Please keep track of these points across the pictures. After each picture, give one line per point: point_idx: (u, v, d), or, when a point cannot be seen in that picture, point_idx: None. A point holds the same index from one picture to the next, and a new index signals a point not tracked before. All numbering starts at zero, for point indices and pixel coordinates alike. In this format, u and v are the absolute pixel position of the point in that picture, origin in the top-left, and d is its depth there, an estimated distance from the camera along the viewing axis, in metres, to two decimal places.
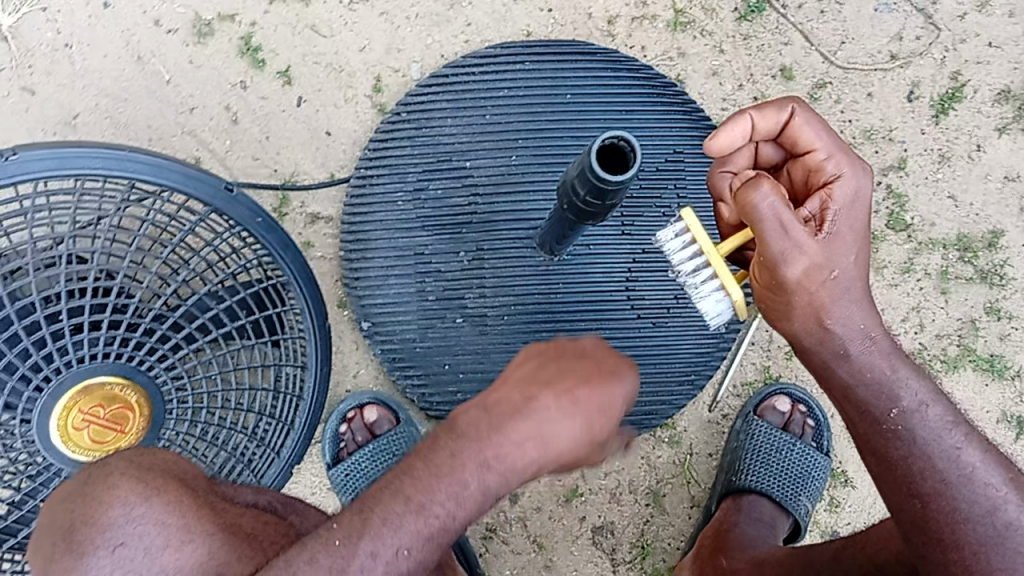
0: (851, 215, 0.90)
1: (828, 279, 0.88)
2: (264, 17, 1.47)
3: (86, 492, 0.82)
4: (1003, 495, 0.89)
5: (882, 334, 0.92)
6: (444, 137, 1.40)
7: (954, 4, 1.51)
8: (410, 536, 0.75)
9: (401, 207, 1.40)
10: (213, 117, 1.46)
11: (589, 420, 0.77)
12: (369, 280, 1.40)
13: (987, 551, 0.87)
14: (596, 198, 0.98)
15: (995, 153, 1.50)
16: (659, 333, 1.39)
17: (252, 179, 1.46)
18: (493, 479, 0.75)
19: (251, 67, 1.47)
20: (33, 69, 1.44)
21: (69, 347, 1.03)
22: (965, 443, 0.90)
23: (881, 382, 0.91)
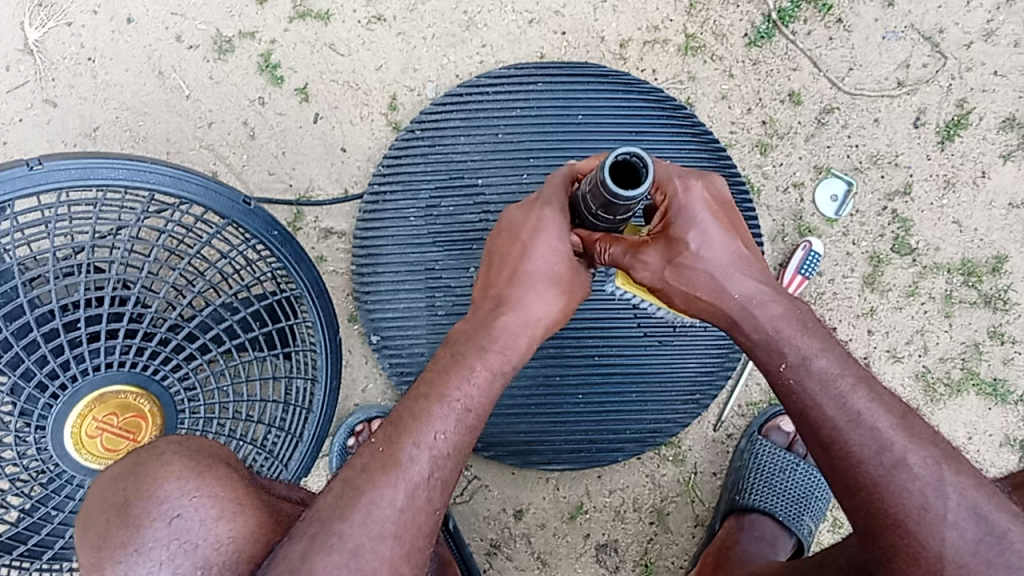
0: (687, 217, 0.99)
1: (696, 259, 0.99)
2: (283, 35, 1.51)
3: (141, 469, 0.88)
4: (889, 437, 0.86)
5: (763, 298, 0.98)
6: (457, 154, 1.43)
7: (960, 33, 1.54)
8: (442, 421, 0.89)
9: (413, 222, 1.43)
10: (232, 132, 1.49)
11: (535, 280, 0.98)
12: (380, 293, 1.43)
13: (882, 492, 0.84)
14: (607, 213, 0.95)
15: (1001, 180, 1.52)
16: (665, 351, 1.40)
17: (268, 194, 1.49)
18: (495, 358, 0.94)
19: (269, 83, 1.50)
20: (57, 82, 1.48)
21: (86, 354, 1.06)
22: (852, 390, 0.89)
23: (772, 343, 0.95)
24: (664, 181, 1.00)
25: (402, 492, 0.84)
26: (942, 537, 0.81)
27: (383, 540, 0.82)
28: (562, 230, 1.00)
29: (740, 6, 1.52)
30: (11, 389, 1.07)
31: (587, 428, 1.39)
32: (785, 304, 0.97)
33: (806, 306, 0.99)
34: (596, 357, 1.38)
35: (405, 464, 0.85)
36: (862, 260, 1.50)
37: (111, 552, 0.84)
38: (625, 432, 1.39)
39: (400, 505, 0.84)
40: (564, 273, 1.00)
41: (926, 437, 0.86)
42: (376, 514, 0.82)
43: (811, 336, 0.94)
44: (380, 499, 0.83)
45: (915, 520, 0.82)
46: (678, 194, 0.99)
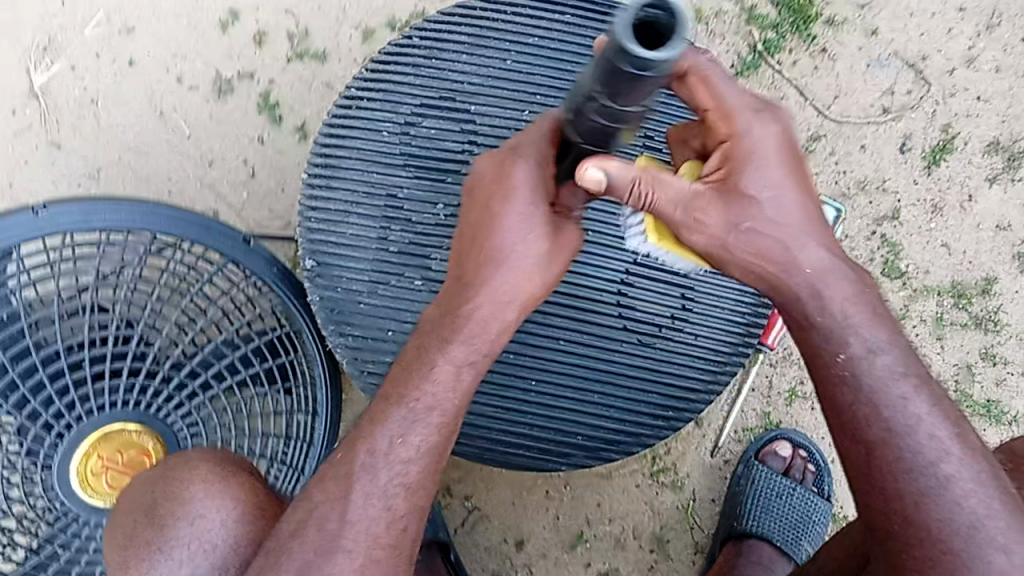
0: (760, 169, 0.84)
1: (765, 221, 0.84)
2: (281, 75, 1.55)
3: (168, 474, 0.94)
4: (943, 448, 0.79)
5: (839, 278, 0.85)
6: (454, 73, 1.22)
7: (943, 60, 1.58)
8: (400, 423, 0.85)
9: (384, 139, 1.21)
10: (232, 170, 1.53)
11: (504, 254, 0.87)
12: (329, 215, 1.20)
13: (927, 504, 0.78)
14: (607, 119, 0.70)
15: (987, 203, 1.54)
16: (650, 354, 1.16)
17: (267, 231, 1.52)
18: (460, 348, 0.87)
19: (268, 122, 1.54)
20: (60, 124, 1.52)
21: (91, 396, 1.10)
22: (914, 394, 0.81)
23: (832, 327, 0.84)
24: (735, 111, 0.85)
25: (355, 503, 0.84)
26: (989, 562, 0.75)
27: (333, 553, 0.82)
28: (541, 193, 0.87)
29: (727, 38, 1.56)
30: (19, 427, 1.10)
31: (533, 422, 1.15)
32: (855, 280, 0.86)
33: (874, 283, 0.88)
34: (563, 342, 1.14)
35: (359, 472, 0.84)
36: None
37: (137, 550, 0.90)
38: (579, 438, 1.16)
39: (349, 518, 0.83)
40: (544, 248, 0.88)
41: (975, 450, 0.80)
42: (326, 526, 0.83)
43: (880, 324, 0.84)
44: (328, 515, 0.83)
45: (962, 538, 0.76)
46: (747, 137, 0.85)
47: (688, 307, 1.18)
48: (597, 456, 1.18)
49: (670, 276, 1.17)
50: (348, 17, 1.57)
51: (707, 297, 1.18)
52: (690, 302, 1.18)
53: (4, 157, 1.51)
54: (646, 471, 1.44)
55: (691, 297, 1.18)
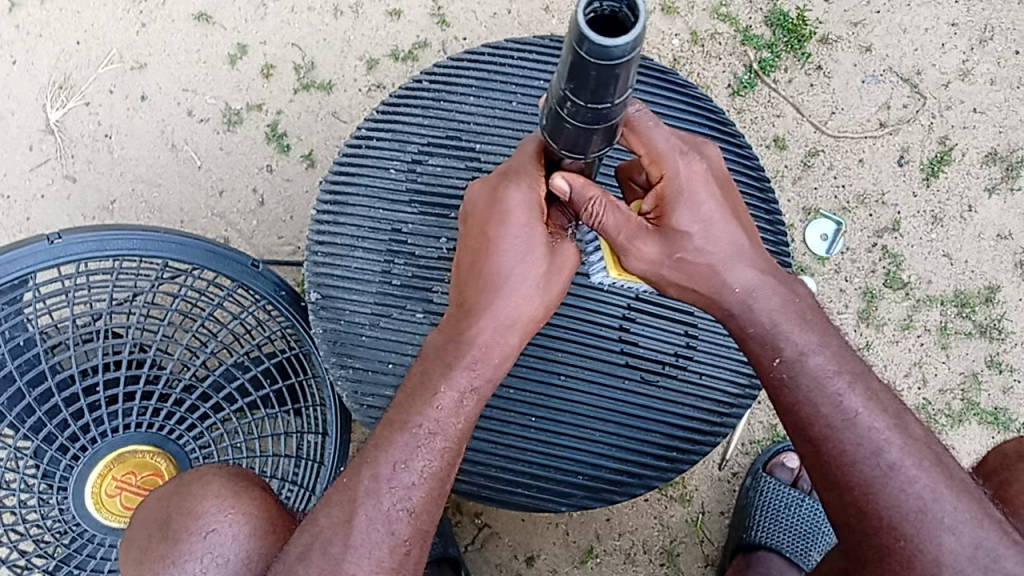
0: (689, 202, 0.89)
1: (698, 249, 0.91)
2: (289, 106, 1.60)
3: (183, 488, 0.97)
4: (886, 438, 0.86)
5: (772, 293, 0.91)
6: (461, 114, 1.25)
7: (937, 74, 1.61)
8: (403, 450, 0.87)
9: (392, 176, 1.23)
10: (242, 199, 1.56)
11: (502, 276, 0.87)
12: (334, 248, 1.22)
13: (875, 492, 0.84)
14: (575, 153, 0.80)
15: (987, 213, 1.56)
16: (652, 393, 1.18)
17: (276, 257, 1.55)
18: (465, 374, 0.88)
19: (277, 152, 1.58)
20: (75, 159, 1.57)
21: (105, 417, 1.13)
22: (849, 389, 0.87)
23: (765, 338, 0.91)
24: (663, 153, 0.90)
25: (358, 528, 0.86)
26: (938, 543, 0.82)
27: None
28: (534, 214, 0.89)
29: (723, 59, 1.59)
30: (35, 450, 1.13)
31: (534, 459, 1.17)
32: (784, 289, 0.92)
33: (805, 290, 0.95)
34: (562, 375, 1.17)
35: (363, 497, 0.86)
36: (855, 296, 1.53)
37: (152, 563, 0.93)
38: (579, 476, 1.17)
39: (353, 542, 0.85)
40: (542, 268, 0.89)
41: (914, 435, 0.87)
42: (329, 548, 0.85)
43: (809, 328, 0.91)
44: (333, 539, 0.86)
45: (911, 523, 0.83)
46: (676, 173, 0.90)
47: (692, 344, 1.19)
48: (597, 497, 1.19)
49: (673, 313, 1.19)
50: (353, 48, 1.62)
51: (711, 337, 1.20)
52: (693, 340, 1.19)
53: (21, 191, 1.55)
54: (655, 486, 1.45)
55: (694, 335, 1.19)
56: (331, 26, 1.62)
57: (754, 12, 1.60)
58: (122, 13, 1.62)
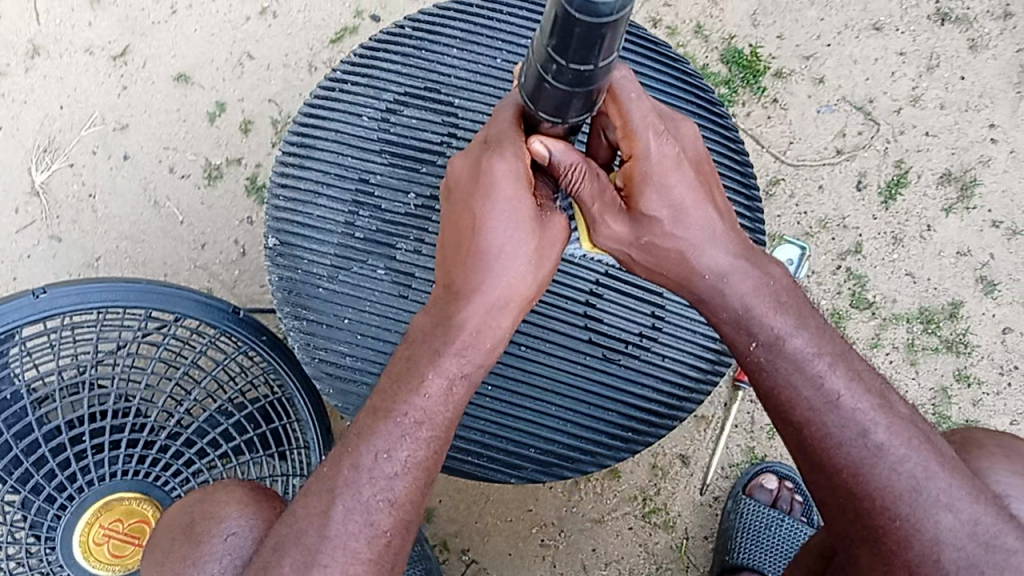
0: (661, 189, 0.88)
1: (667, 234, 0.90)
2: (267, 158, 1.65)
3: (208, 496, 1.01)
4: (872, 419, 0.85)
5: (752, 277, 0.90)
6: (441, 65, 1.25)
7: (889, 101, 1.68)
8: (386, 440, 0.87)
9: (365, 123, 1.25)
10: (224, 250, 1.61)
11: (491, 253, 0.86)
12: (300, 194, 1.24)
13: (860, 474, 0.85)
14: (557, 120, 0.82)
15: (946, 231, 1.61)
16: (613, 371, 1.20)
17: (258, 305, 1.59)
18: (453, 361, 0.87)
19: (257, 203, 1.63)
20: (61, 219, 1.62)
21: (91, 467, 1.15)
22: (831, 370, 0.86)
23: (741, 324, 0.89)
24: (635, 134, 0.87)
25: (334, 522, 0.86)
26: (936, 522, 0.83)
27: (309, 568, 0.85)
28: (520, 185, 0.86)
29: None
30: (22, 501, 1.16)
31: (489, 429, 1.20)
32: (756, 271, 0.90)
33: (784, 270, 0.93)
34: (523, 346, 1.19)
35: (342, 487, 0.87)
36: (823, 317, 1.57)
37: (174, 563, 0.97)
38: (532, 449, 1.21)
39: (328, 533, 0.85)
40: (532, 246, 0.87)
41: (899, 414, 0.87)
42: (304, 539, 0.86)
43: (785, 312, 0.89)
44: (308, 529, 0.86)
45: (907, 503, 0.84)
46: (648, 158, 0.87)
47: (658, 325, 1.21)
48: (548, 471, 1.22)
49: (640, 294, 1.21)
50: None
51: (678, 319, 1.22)
52: (660, 322, 1.21)
53: (9, 253, 1.60)
54: (639, 513, 1.47)
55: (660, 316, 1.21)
56: (307, 81, 1.69)
57: (711, 51, 1.68)
58: (104, 77, 1.68)
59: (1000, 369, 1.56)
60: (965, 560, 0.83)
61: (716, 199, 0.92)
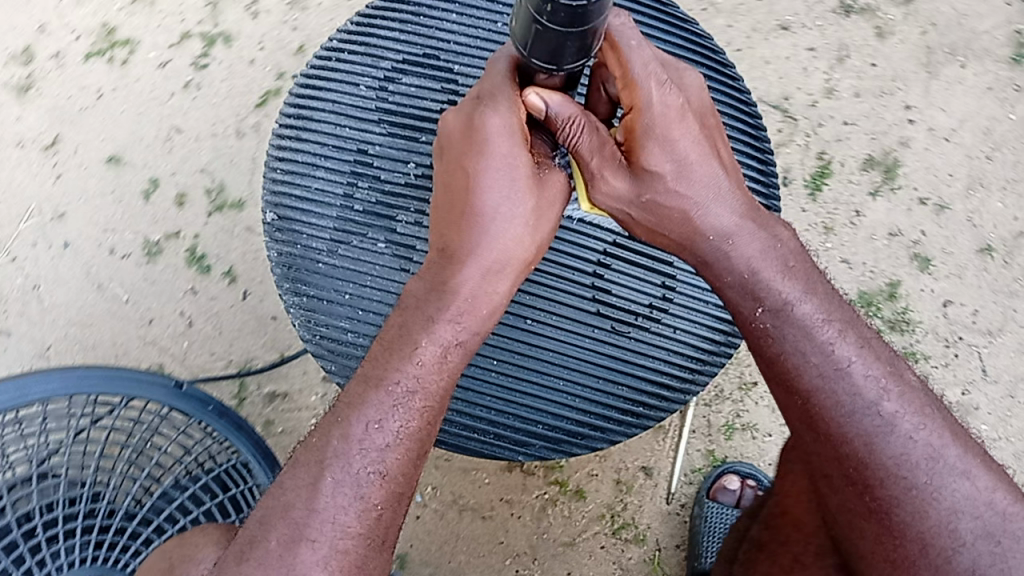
0: (664, 145, 0.94)
1: (672, 191, 0.95)
2: (204, 228, 1.66)
3: (184, 543, 0.99)
4: (883, 387, 0.88)
5: (756, 242, 0.95)
6: (440, 31, 1.25)
7: (804, 96, 1.73)
8: (381, 407, 0.88)
9: (362, 92, 1.24)
10: (171, 324, 1.62)
11: (485, 214, 0.93)
12: (297, 167, 1.23)
13: (872, 442, 0.86)
14: (550, 66, 0.83)
15: (875, 215, 1.65)
16: (624, 343, 1.20)
17: (210, 374, 1.59)
18: (448, 325, 0.92)
19: (198, 273, 1.64)
20: (8, 313, 1.62)
21: (47, 558, 1.16)
22: (841, 337, 0.90)
23: (746, 288, 0.94)
24: (638, 85, 0.93)
25: (325, 496, 0.85)
26: (953, 490, 0.85)
27: (296, 543, 0.83)
28: (512, 142, 0.94)
29: None
30: None
31: (496, 405, 1.20)
32: (764, 236, 0.95)
33: (791, 237, 0.97)
34: (529, 321, 1.19)
35: (332, 459, 0.86)
36: None
37: None
38: (539, 426, 1.20)
39: (316, 506, 0.85)
40: (526, 211, 0.95)
41: (911, 384, 0.89)
42: (293, 512, 0.84)
43: (794, 277, 0.93)
44: (296, 502, 0.85)
45: (923, 471, 0.85)
46: (650, 112, 0.93)
47: (668, 296, 1.21)
48: (558, 449, 1.22)
49: (650, 264, 1.21)
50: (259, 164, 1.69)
51: (689, 290, 1.22)
52: (670, 293, 1.22)
53: None
54: (609, 531, 1.49)
55: (670, 288, 1.21)
56: (237, 146, 1.71)
57: None
58: (37, 169, 1.70)
59: (945, 342, 1.59)
60: (984, 528, 0.84)
61: (725, 167, 0.97)
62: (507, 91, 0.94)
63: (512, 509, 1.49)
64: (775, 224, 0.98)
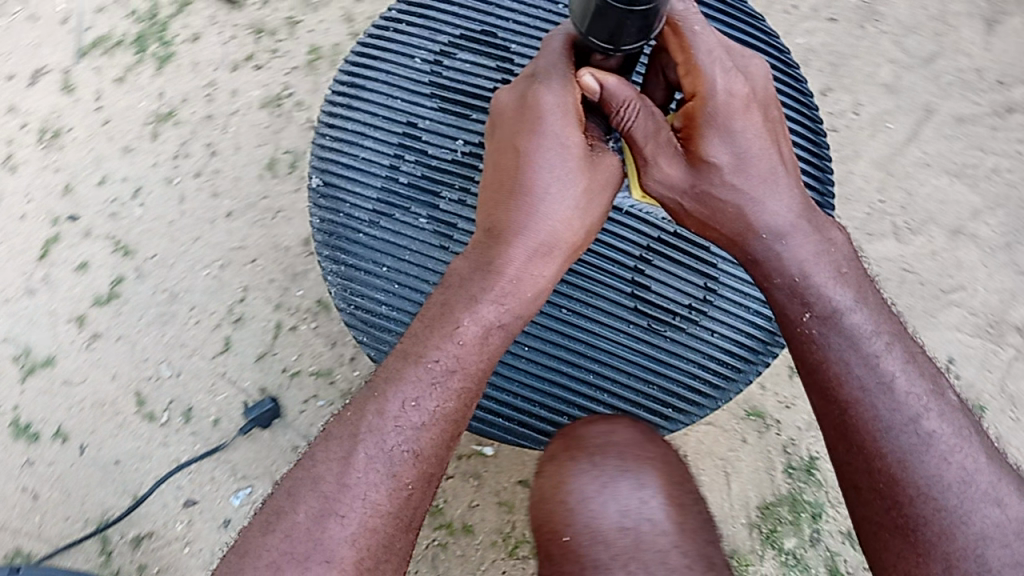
0: (726, 142, 0.98)
1: (727, 184, 0.99)
2: (22, 396, 1.60)
3: None
4: (923, 405, 0.94)
5: (810, 251, 1.00)
6: (500, 10, 1.36)
7: None
8: (413, 386, 0.96)
9: (417, 68, 1.33)
10: (15, 503, 1.54)
11: (531, 189, 0.98)
12: (346, 136, 1.31)
13: (912, 457, 0.92)
14: (609, 45, 0.87)
15: None
16: (659, 342, 1.24)
17: (70, 539, 1.52)
18: (490, 305, 0.98)
19: (29, 443, 1.57)
20: None
21: None
22: (888, 350, 0.96)
23: (795, 291, 0.99)
24: (700, 71, 0.97)
25: (358, 470, 0.93)
26: (983, 516, 0.90)
27: (325, 518, 0.91)
28: (565, 119, 0.99)
29: None
30: None
31: (526, 392, 1.23)
32: (819, 240, 1.00)
33: (846, 244, 1.03)
34: (565, 309, 1.24)
35: (366, 433, 0.94)
36: None
37: None
38: (567, 416, 1.23)
39: (348, 481, 0.92)
40: (577, 189, 0.99)
41: (951, 404, 0.96)
42: (322, 485, 0.92)
43: (845, 285, 0.99)
44: (321, 472, 0.93)
45: (954, 494, 0.90)
46: (715, 104, 0.97)
47: (710, 296, 1.25)
48: None
49: (691, 265, 1.25)
50: (59, 314, 1.64)
51: (730, 293, 1.25)
52: (711, 293, 1.25)
53: None
54: (506, 554, 1.51)
55: (703, 294, 1.25)
56: (31, 304, 1.65)
57: None
58: None
59: None
60: (1012, 556, 0.88)
61: (784, 163, 1.01)
62: (563, 68, 1.00)
63: (410, 567, 1.49)
64: (831, 228, 1.03)
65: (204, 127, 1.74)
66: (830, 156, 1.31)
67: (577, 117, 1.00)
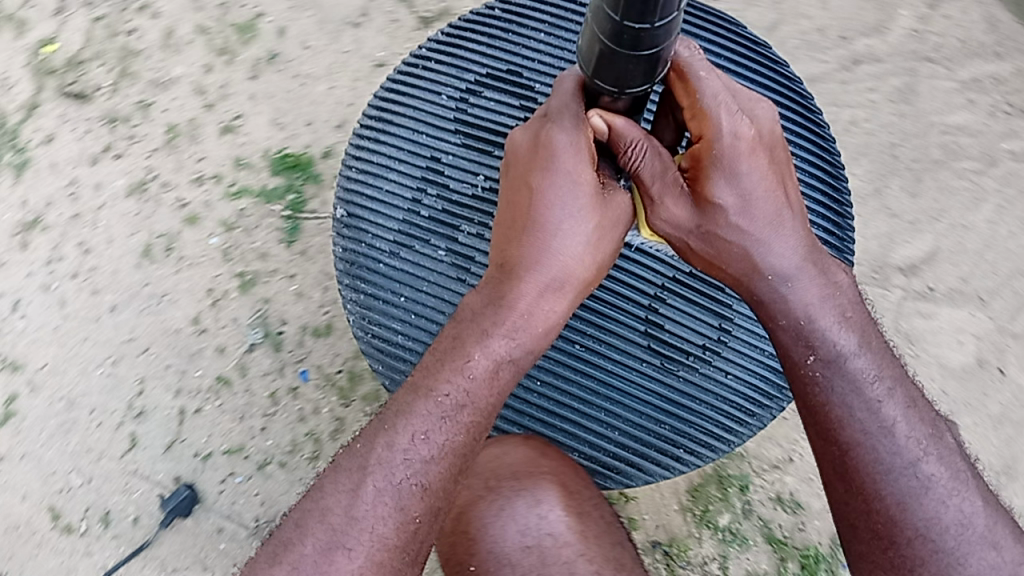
0: (728, 185, 0.98)
1: (733, 225, 1.00)
2: None
3: None
4: (925, 450, 0.94)
5: (812, 297, 1.00)
6: (526, 49, 1.36)
7: None
8: (425, 419, 0.93)
9: (444, 105, 1.34)
10: None
11: (543, 224, 0.97)
12: (370, 168, 1.34)
13: (911, 501, 0.92)
14: (614, 89, 0.87)
15: None
16: (671, 381, 1.27)
17: None
18: (502, 340, 0.96)
19: None
20: None
21: None
22: (890, 397, 0.96)
23: (798, 331, 0.99)
24: (706, 113, 0.97)
25: (365, 498, 0.90)
26: (979, 558, 0.90)
27: (331, 551, 0.88)
28: (578, 157, 0.98)
29: (260, 225, 1.69)
30: None
31: (537, 424, 1.28)
32: (823, 283, 1.00)
33: (851, 289, 1.03)
34: (579, 344, 1.27)
35: (375, 465, 0.91)
36: None
37: None
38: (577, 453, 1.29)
39: (355, 514, 0.89)
40: (589, 227, 0.98)
41: (950, 448, 0.96)
42: (329, 518, 0.89)
43: (851, 328, 0.99)
44: (331, 501, 0.90)
45: (952, 537, 0.91)
46: (720, 146, 0.97)
47: (723, 338, 1.28)
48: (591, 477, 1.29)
49: (706, 304, 1.28)
50: None
51: (743, 336, 1.28)
52: (726, 335, 1.28)
53: None
54: None
55: (716, 341, 1.28)
56: None
57: (261, 174, 1.73)
58: None
59: None
60: None
61: (789, 204, 1.02)
62: (576, 100, 0.98)
63: None
64: (835, 269, 1.03)
65: (73, 227, 1.71)
66: (852, 205, 1.34)
67: (589, 152, 0.98)
